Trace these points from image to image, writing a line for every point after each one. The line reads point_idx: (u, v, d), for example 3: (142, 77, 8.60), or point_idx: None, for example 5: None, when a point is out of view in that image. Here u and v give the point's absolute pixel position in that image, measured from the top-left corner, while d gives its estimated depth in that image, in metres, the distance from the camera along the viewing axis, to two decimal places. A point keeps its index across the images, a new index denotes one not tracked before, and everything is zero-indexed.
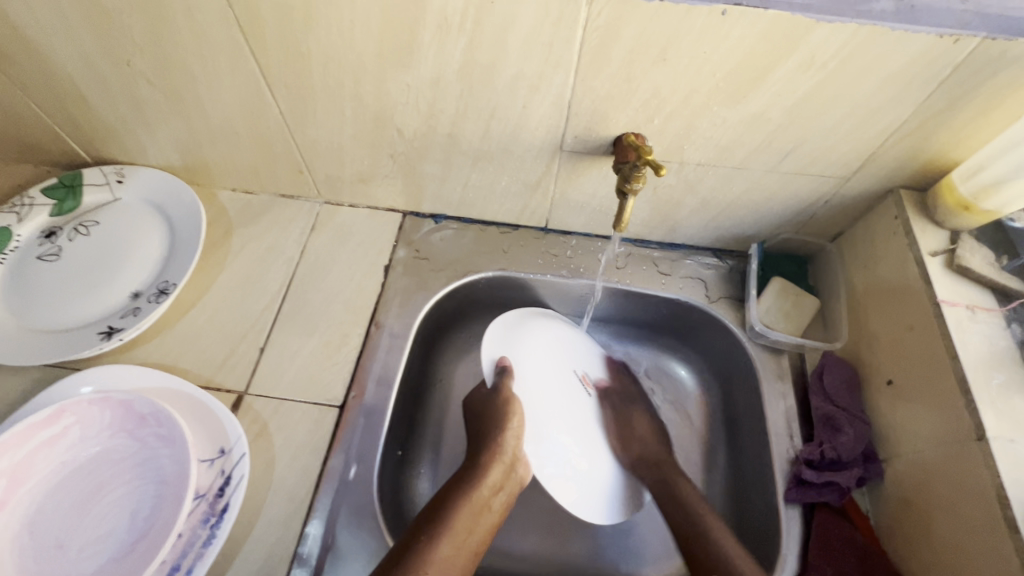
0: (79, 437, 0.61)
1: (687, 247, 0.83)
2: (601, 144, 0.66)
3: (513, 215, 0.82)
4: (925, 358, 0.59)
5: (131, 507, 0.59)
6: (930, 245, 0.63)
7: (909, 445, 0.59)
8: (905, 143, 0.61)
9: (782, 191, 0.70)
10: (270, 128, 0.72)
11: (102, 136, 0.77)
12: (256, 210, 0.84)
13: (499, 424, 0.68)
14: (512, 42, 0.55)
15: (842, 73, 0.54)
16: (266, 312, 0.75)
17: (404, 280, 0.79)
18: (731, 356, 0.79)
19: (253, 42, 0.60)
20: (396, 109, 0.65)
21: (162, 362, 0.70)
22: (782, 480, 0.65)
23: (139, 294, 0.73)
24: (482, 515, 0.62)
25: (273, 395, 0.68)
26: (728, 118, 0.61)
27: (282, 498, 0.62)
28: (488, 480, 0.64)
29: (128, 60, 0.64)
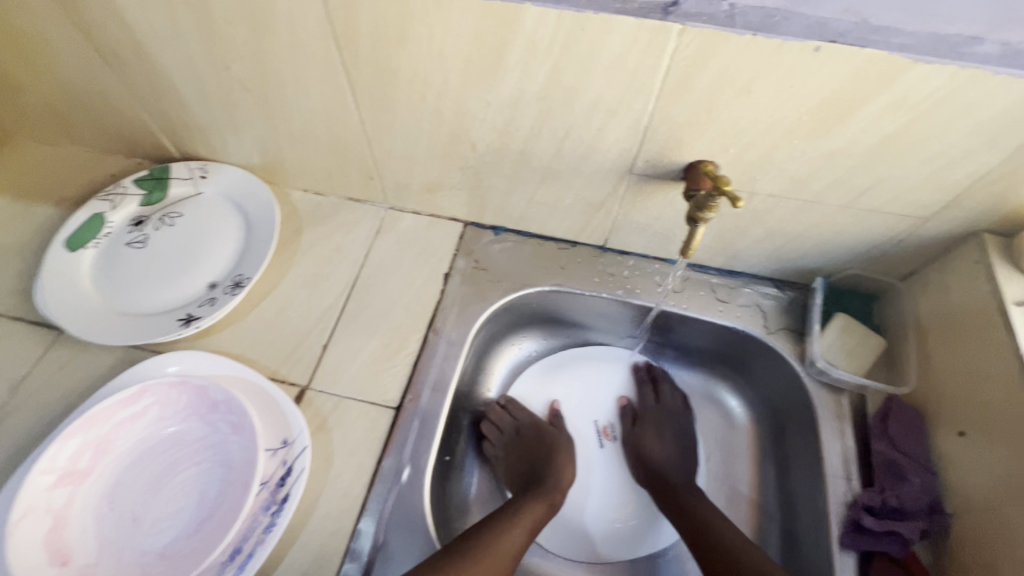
0: (157, 416, 0.65)
1: (746, 275, 0.82)
2: (672, 169, 0.67)
3: (573, 232, 0.83)
4: (1005, 413, 0.57)
5: (200, 488, 0.62)
6: (1014, 294, 0.61)
7: (981, 502, 0.57)
8: (994, 187, 0.59)
9: (855, 227, 0.69)
10: (348, 136, 0.75)
11: (193, 134, 0.82)
12: (325, 211, 0.88)
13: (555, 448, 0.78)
14: (596, 68, 0.56)
15: (934, 114, 0.53)
16: (330, 310, 0.78)
17: (462, 289, 0.81)
18: (786, 392, 0.77)
19: (345, 56, 0.63)
20: (472, 125, 0.68)
21: (233, 351, 0.74)
22: (838, 524, 0.64)
23: (215, 284, 0.77)
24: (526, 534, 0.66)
25: (334, 392, 0.71)
26: (807, 152, 0.60)
27: (338, 492, 0.64)
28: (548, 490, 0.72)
29: (227, 67, 0.68)
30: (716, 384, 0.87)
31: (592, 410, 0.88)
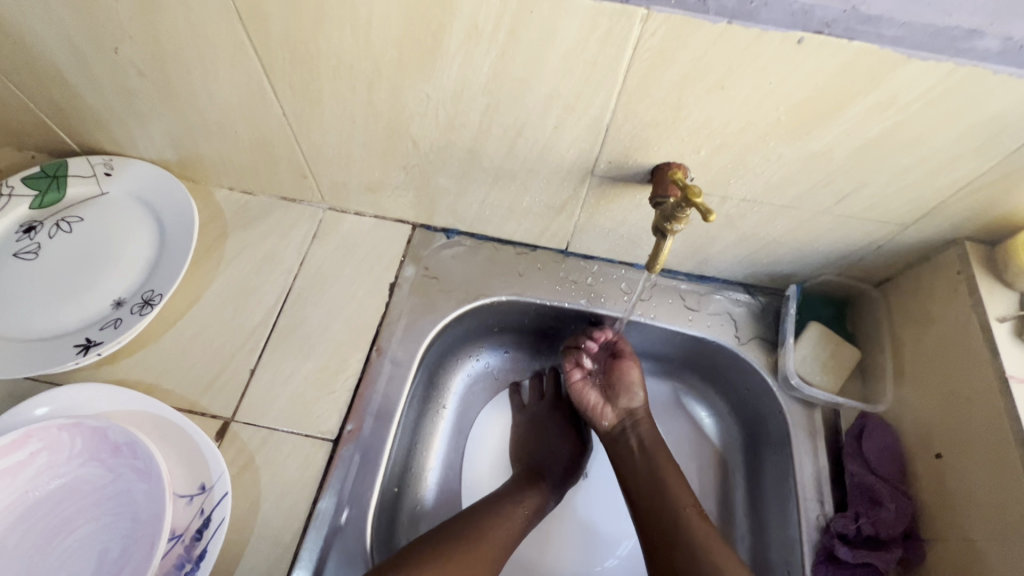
0: (47, 464, 0.55)
1: (716, 281, 0.77)
2: (638, 172, 0.60)
3: (532, 236, 0.75)
4: (986, 439, 0.53)
5: (99, 546, 0.53)
6: (997, 308, 0.57)
7: (960, 532, 0.54)
8: (981, 194, 0.54)
9: (832, 234, 0.64)
10: (272, 130, 0.65)
11: (89, 127, 0.70)
12: (254, 213, 0.77)
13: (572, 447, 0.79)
14: (549, 57, 0.48)
15: (925, 116, 0.47)
16: (259, 329, 0.69)
17: (410, 300, 0.73)
18: (759, 405, 0.73)
19: (256, 38, 0.53)
20: (413, 121, 0.59)
21: (144, 380, 0.64)
22: (812, 552, 0.60)
23: (121, 302, 0.67)
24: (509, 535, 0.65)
25: (262, 425, 0.63)
26: (785, 155, 0.54)
27: (266, 542, 0.57)
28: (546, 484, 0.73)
29: (116, 47, 0.57)
30: (688, 395, 0.81)
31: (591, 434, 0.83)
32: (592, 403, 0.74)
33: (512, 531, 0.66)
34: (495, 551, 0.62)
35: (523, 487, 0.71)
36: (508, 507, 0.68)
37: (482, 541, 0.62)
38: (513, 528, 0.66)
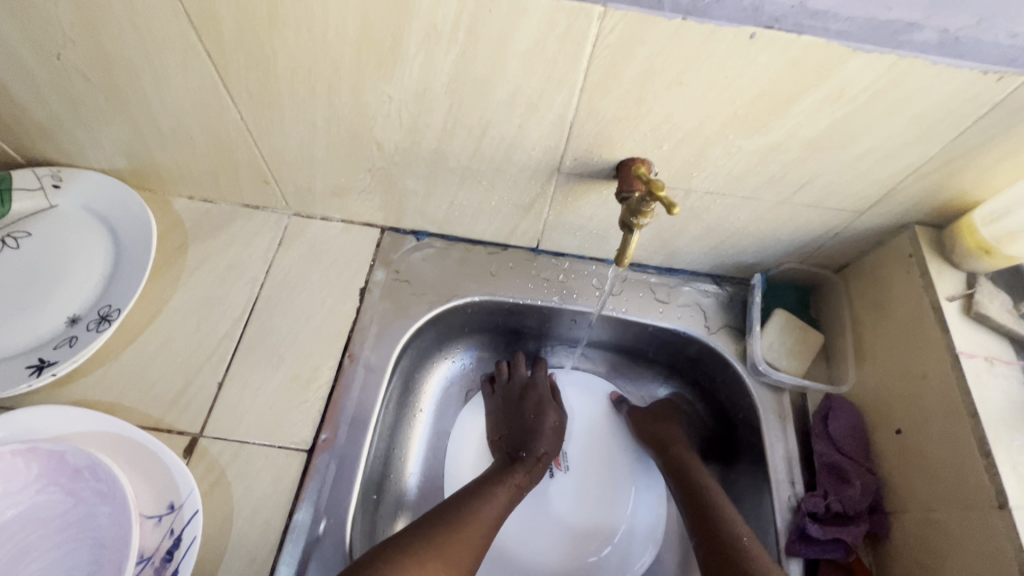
0: (1, 492, 0.53)
1: (685, 272, 0.78)
2: (603, 168, 0.60)
3: (502, 235, 0.76)
4: (942, 413, 0.56)
5: (62, 575, 0.51)
6: (946, 288, 0.60)
7: (921, 503, 0.56)
8: (927, 180, 0.57)
9: (793, 223, 0.66)
10: (230, 136, 0.63)
11: (33, 137, 0.67)
12: (216, 221, 0.75)
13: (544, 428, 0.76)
14: (510, 56, 0.48)
15: (872, 107, 0.49)
16: (226, 340, 0.67)
17: (382, 305, 0.72)
18: (729, 393, 0.74)
19: (208, 42, 0.51)
20: (375, 122, 0.58)
21: (104, 399, 0.62)
22: (784, 532, 0.62)
23: (76, 319, 0.64)
24: (491, 521, 0.63)
25: (232, 439, 0.61)
26: (744, 147, 0.55)
27: (241, 558, 0.55)
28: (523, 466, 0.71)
29: (58, 53, 0.55)
30: (652, 385, 0.84)
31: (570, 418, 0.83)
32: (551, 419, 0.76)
33: (494, 517, 0.63)
34: (477, 538, 0.60)
35: (504, 473, 0.69)
36: (488, 494, 0.65)
37: (460, 536, 0.58)
38: (496, 513, 0.64)
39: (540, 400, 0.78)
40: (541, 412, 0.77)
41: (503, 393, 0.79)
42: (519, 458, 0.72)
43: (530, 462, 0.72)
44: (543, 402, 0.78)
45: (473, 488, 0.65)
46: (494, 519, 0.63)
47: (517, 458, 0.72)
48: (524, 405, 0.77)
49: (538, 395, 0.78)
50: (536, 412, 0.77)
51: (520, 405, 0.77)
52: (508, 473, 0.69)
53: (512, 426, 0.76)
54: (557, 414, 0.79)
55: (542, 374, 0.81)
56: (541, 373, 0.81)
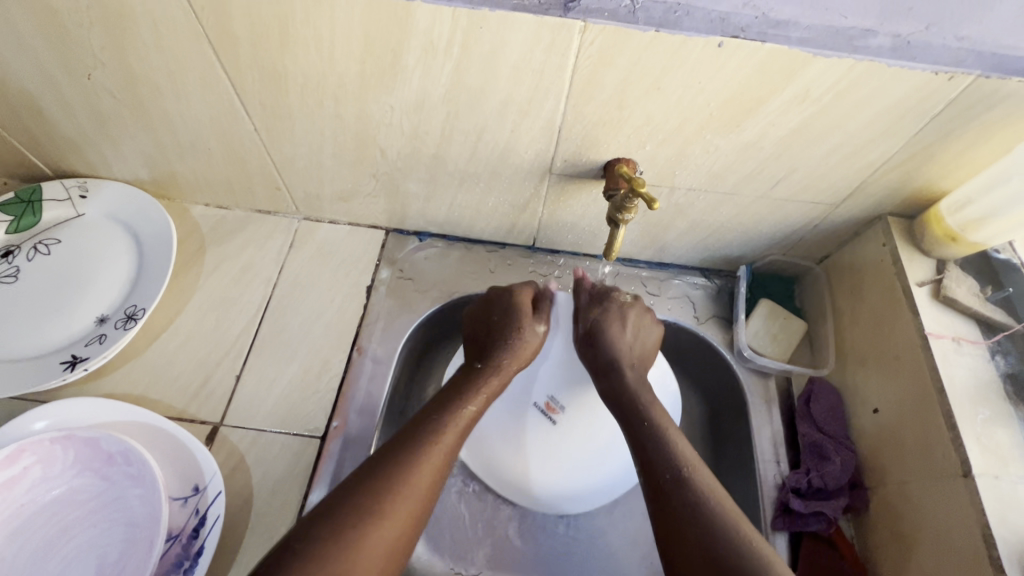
0: (41, 477, 0.57)
1: (675, 266, 0.82)
2: (591, 168, 0.65)
3: (500, 234, 0.80)
4: (913, 391, 0.59)
5: (99, 551, 0.56)
6: (917, 275, 0.64)
7: (895, 476, 0.60)
8: (895, 173, 0.61)
9: (773, 216, 0.70)
10: (243, 145, 0.68)
11: (63, 151, 0.72)
12: (230, 226, 0.80)
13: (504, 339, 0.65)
14: (501, 67, 0.53)
15: (836, 107, 0.53)
16: (242, 337, 0.72)
17: (388, 302, 0.77)
18: (719, 380, 0.78)
19: (225, 60, 0.56)
20: (379, 130, 0.63)
21: (132, 392, 0.67)
22: (769, 507, 0.65)
23: (104, 319, 0.69)
24: (441, 461, 0.55)
25: (250, 427, 0.65)
26: (721, 146, 0.60)
27: (261, 537, 0.59)
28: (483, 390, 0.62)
29: (89, 73, 0.60)
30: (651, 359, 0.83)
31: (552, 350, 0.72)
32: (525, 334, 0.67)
33: (443, 455, 0.55)
34: (418, 490, 0.52)
35: (453, 397, 0.60)
36: (431, 433, 0.56)
37: (400, 493, 0.50)
38: (444, 452, 0.55)
39: (511, 307, 0.68)
40: (507, 319, 0.67)
41: (480, 304, 0.71)
42: (475, 374, 0.63)
43: (487, 379, 0.62)
44: (513, 323, 0.67)
45: (413, 430, 0.56)
46: (444, 458, 0.55)
47: (473, 375, 0.63)
48: (491, 313, 0.69)
49: (508, 314, 0.67)
50: (506, 316, 0.68)
51: (490, 310, 0.69)
52: (458, 401, 0.59)
53: (475, 337, 0.69)
54: (534, 325, 0.68)
55: (521, 291, 0.69)
56: (521, 291, 0.69)
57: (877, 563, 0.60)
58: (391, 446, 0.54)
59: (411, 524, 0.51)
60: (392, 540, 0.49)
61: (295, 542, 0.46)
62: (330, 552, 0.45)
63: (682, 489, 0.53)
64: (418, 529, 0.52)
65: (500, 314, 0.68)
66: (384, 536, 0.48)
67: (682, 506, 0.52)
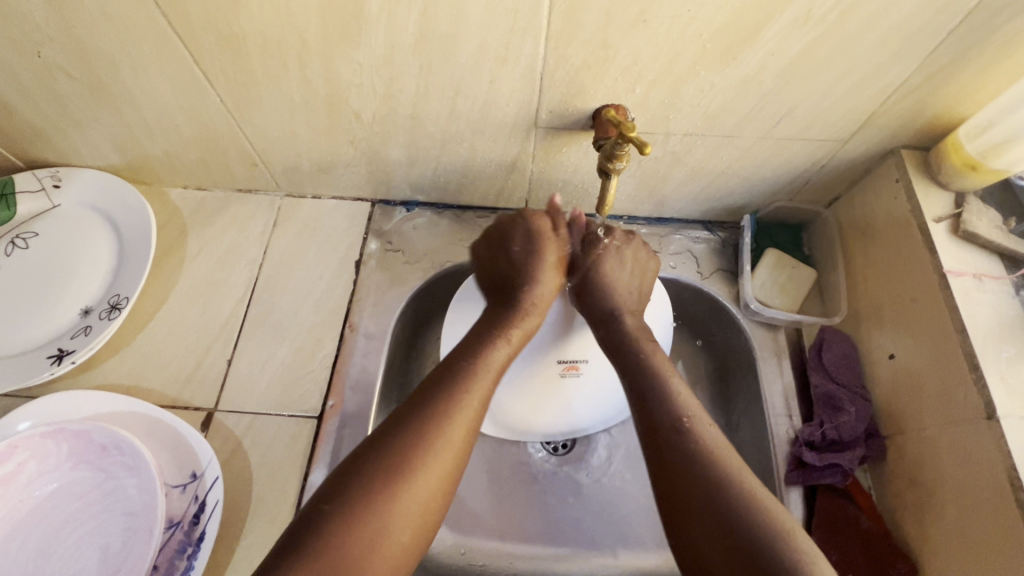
0: (37, 472, 0.57)
1: (676, 221, 0.79)
2: (580, 118, 0.60)
3: (490, 198, 0.76)
4: (932, 333, 0.56)
5: (99, 542, 0.55)
6: (933, 210, 0.59)
7: (914, 423, 0.57)
8: (909, 100, 0.56)
9: (777, 158, 0.65)
10: (213, 119, 0.65)
11: (28, 139, 0.69)
12: (212, 208, 0.77)
13: (530, 265, 0.61)
14: (471, 9, 0.49)
15: (841, 29, 0.49)
16: (231, 320, 0.70)
17: (378, 275, 0.74)
18: (725, 338, 0.75)
19: (178, 25, 0.52)
20: (350, 92, 0.59)
21: (123, 382, 0.66)
22: (782, 462, 0.63)
23: (89, 310, 0.67)
24: (479, 405, 0.53)
25: (245, 411, 0.64)
26: (716, 83, 0.55)
27: (264, 519, 0.59)
28: (523, 325, 0.59)
29: (39, 51, 0.56)
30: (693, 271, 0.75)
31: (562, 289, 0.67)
32: (523, 258, 0.62)
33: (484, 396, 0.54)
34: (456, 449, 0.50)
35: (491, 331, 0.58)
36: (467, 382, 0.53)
37: (436, 448, 0.49)
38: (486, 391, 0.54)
39: (530, 233, 0.63)
40: (527, 247, 0.62)
41: (496, 232, 0.66)
42: (502, 313, 0.60)
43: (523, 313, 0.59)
44: (532, 259, 0.61)
45: (444, 377, 0.54)
46: (479, 401, 0.53)
47: (501, 314, 0.60)
48: (511, 245, 0.63)
49: (529, 243, 0.62)
50: (528, 244, 0.63)
51: (506, 244, 0.64)
52: (493, 340, 0.57)
53: (499, 270, 0.64)
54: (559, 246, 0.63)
55: (539, 217, 0.64)
56: (540, 215, 0.65)
57: (896, 514, 0.58)
58: (421, 399, 0.52)
59: (452, 472, 0.50)
60: (438, 490, 0.48)
61: (332, 507, 0.45)
62: (369, 509, 0.45)
63: (671, 436, 0.50)
64: (459, 480, 0.51)
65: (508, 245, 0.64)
66: (432, 482, 0.48)
67: (667, 447, 0.50)
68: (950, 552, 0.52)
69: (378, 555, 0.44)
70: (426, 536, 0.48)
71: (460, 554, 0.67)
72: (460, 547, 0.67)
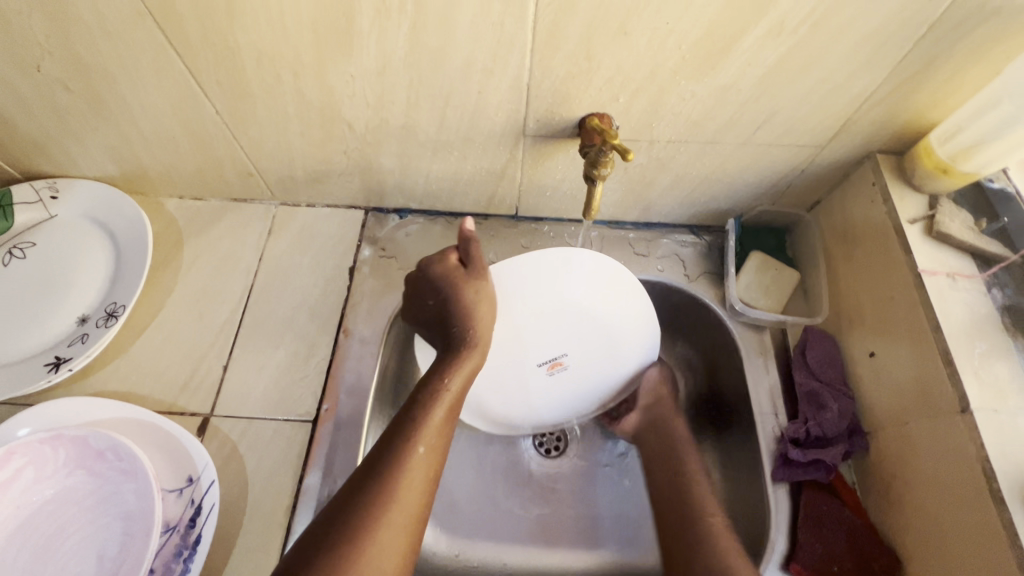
0: (34, 478, 0.57)
1: (663, 226, 0.80)
2: (567, 127, 0.62)
3: (481, 205, 0.78)
4: (909, 331, 0.58)
5: (96, 546, 0.56)
6: (908, 212, 0.62)
7: (893, 418, 0.59)
8: (881, 107, 0.59)
9: (758, 163, 0.67)
10: (208, 131, 0.66)
11: (27, 151, 0.70)
12: (207, 217, 0.79)
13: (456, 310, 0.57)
14: (459, 23, 0.51)
15: (812, 40, 0.51)
16: (227, 326, 0.71)
17: (371, 281, 0.75)
18: (712, 339, 0.77)
19: (175, 40, 0.54)
20: (343, 103, 0.61)
21: (120, 389, 0.66)
22: (769, 459, 0.65)
23: (86, 318, 0.68)
24: (432, 450, 0.51)
25: (241, 415, 0.65)
26: (697, 92, 0.57)
27: (259, 522, 0.59)
28: (467, 364, 0.56)
29: (38, 65, 0.58)
30: (683, 276, 0.77)
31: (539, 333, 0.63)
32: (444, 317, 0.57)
33: (432, 463, 0.51)
34: (414, 501, 0.49)
35: (432, 381, 0.55)
36: (406, 458, 0.49)
37: (394, 505, 0.47)
38: (433, 456, 0.51)
39: (438, 284, 0.57)
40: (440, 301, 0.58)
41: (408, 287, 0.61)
42: (444, 355, 0.57)
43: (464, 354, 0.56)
44: (451, 305, 0.56)
45: (396, 429, 0.51)
46: (433, 449, 0.52)
47: (443, 360, 0.56)
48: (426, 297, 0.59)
49: (439, 292, 0.57)
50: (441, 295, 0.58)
51: (421, 296, 0.59)
52: (439, 384, 0.54)
53: (426, 320, 0.60)
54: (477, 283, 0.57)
55: (435, 264, 0.58)
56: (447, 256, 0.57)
57: (878, 508, 0.60)
58: (374, 454, 0.50)
59: (416, 525, 0.49)
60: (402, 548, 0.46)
61: None
62: None
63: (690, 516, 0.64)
64: (424, 528, 0.50)
65: (427, 300, 0.59)
66: (393, 543, 0.46)
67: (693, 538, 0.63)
68: (930, 544, 0.53)
69: None
70: None
71: (455, 556, 0.68)
72: (453, 550, 0.68)
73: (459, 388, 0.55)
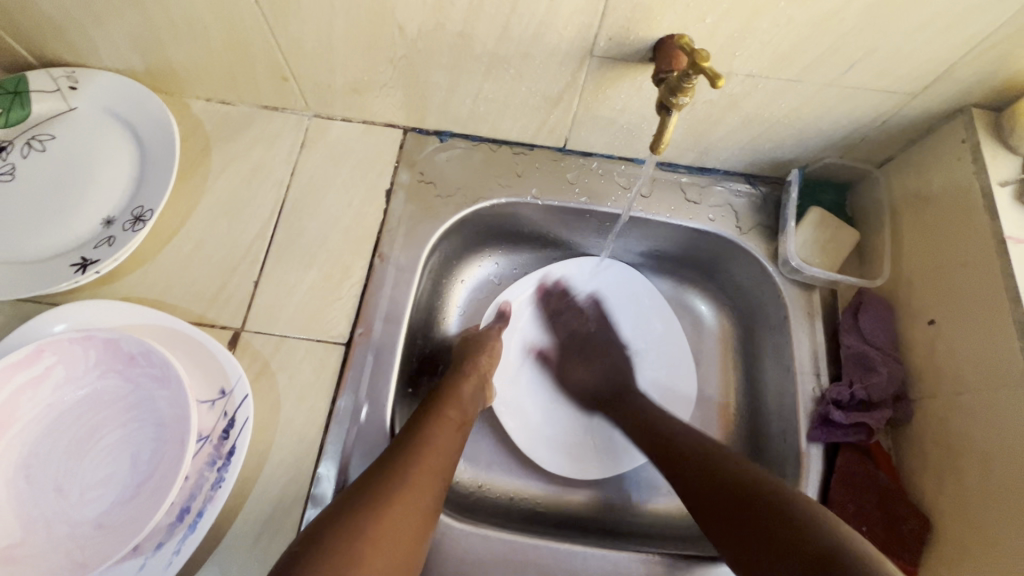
0: (65, 377, 0.56)
1: (719, 172, 0.76)
2: (640, 48, 0.57)
3: (529, 133, 0.73)
4: (977, 297, 0.56)
5: (130, 449, 0.55)
6: (999, 174, 0.57)
7: (947, 388, 0.58)
8: (994, 53, 0.53)
9: (839, 109, 0.62)
10: (244, 26, 0.60)
11: (43, 33, 0.64)
12: (236, 123, 0.74)
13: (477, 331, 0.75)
14: None
15: None
16: (258, 240, 0.68)
17: (408, 207, 0.72)
18: (758, 294, 0.75)
19: None
20: (397, 0, 0.54)
21: (147, 297, 0.64)
22: (806, 419, 0.64)
23: (111, 220, 0.65)
24: (457, 427, 0.61)
25: (273, 333, 0.63)
26: (795, 18, 0.51)
27: (292, 439, 0.59)
28: (475, 377, 0.68)
29: None
30: (734, 229, 0.73)
31: (544, 343, 0.82)
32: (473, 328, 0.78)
33: (443, 465, 0.57)
34: (442, 462, 0.57)
35: (450, 382, 0.66)
36: (435, 429, 0.59)
37: (426, 460, 0.55)
38: (444, 460, 0.57)
39: (468, 338, 0.74)
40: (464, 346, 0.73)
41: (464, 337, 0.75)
42: (459, 370, 0.69)
43: (474, 368, 0.69)
44: (469, 340, 0.73)
45: (427, 410, 0.62)
46: (457, 425, 0.62)
47: (456, 373, 0.68)
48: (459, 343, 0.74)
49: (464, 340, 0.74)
50: (465, 348, 0.72)
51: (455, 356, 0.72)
52: (455, 384, 0.66)
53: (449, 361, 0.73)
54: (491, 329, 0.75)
55: (473, 328, 0.76)
56: (471, 329, 0.76)
57: (915, 472, 0.60)
58: (410, 426, 0.59)
59: (443, 484, 0.56)
60: (432, 495, 0.54)
61: (333, 519, 0.48)
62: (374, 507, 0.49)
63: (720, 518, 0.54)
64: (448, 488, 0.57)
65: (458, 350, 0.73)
66: (426, 487, 0.53)
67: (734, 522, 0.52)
68: (969, 511, 0.53)
69: (384, 543, 0.48)
70: (424, 538, 0.51)
71: (477, 486, 0.72)
72: (476, 481, 0.72)
73: (472, 390, 0.67)
